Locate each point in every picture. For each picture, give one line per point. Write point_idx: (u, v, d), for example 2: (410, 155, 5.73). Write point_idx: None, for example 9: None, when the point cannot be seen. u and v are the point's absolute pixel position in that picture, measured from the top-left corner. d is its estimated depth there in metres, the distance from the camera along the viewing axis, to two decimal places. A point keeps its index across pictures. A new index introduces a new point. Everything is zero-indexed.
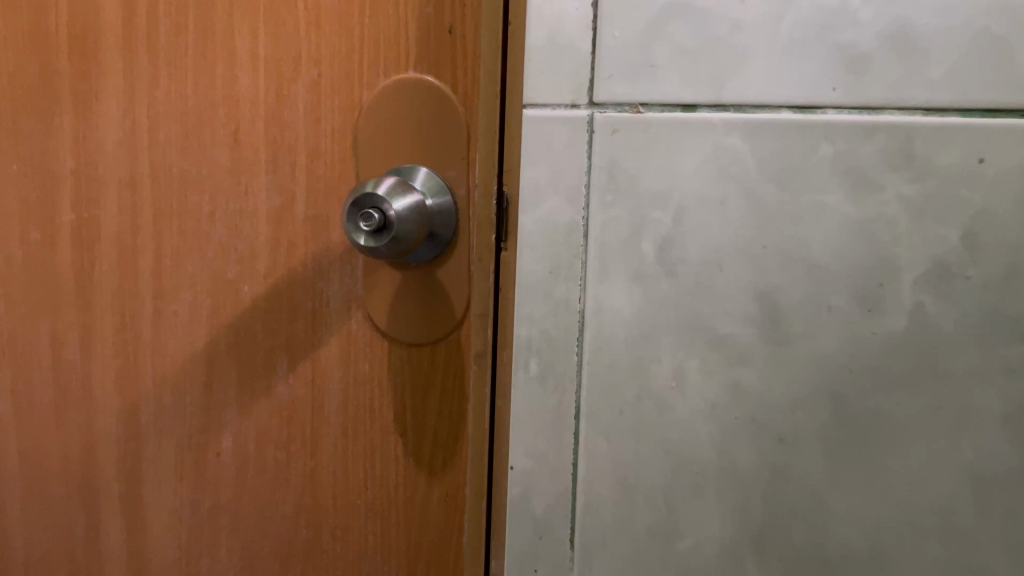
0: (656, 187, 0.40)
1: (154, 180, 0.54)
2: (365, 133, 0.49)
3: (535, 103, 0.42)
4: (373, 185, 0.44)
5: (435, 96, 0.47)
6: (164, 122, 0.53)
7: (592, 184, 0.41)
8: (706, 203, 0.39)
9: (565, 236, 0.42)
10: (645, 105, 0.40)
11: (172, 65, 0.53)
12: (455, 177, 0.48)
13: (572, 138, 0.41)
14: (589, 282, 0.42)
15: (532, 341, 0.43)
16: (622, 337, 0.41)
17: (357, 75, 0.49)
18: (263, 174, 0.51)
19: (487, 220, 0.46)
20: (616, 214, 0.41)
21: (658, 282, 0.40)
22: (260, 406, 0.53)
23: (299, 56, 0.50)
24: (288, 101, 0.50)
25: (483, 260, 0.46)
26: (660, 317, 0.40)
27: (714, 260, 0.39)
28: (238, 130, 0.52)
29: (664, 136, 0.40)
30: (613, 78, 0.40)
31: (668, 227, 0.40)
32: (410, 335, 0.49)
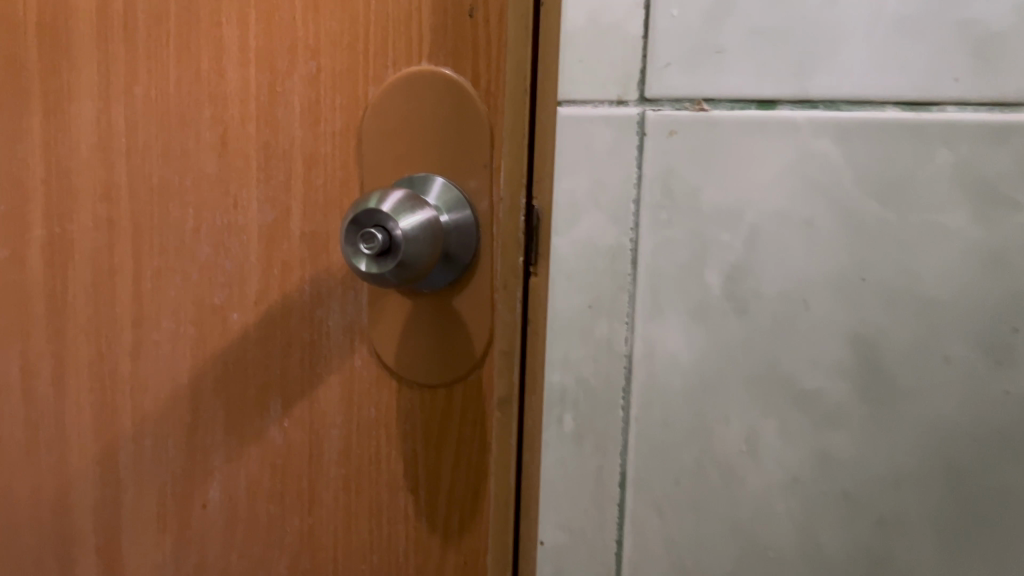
0: (723, 203, 0.32)
1: (132, 189, 0.47)
2: (371, 136, 0.41)
3: (572, 99, 0.34)
4: (377, 199, 0.37)
5: (452, 92, 0.39)
6: (142, 123, 0.46)
7: (641, 199, 0.33)
8: (787, 223, 0.31)
9: (608, 264, 0.34)
10: (710, 101, 0.32)
11: (151, 57, 0.45)
12: (476, 188, 0.40)
13: (617, 142, 0.34)
14: (637, 319, 0.34)
15: (567, 391, 0.35)
16: (678, 388, 0.33)
17: (361, 68, 0.41)
18: (255, 185, 0.44)
19: (514, 239, 0.38)
20: (672, 236, 0.33)
21: (724, 322, 0.32)
22: (251, 453, 0.46)
23: (295, 46, 0.42)
24: (282, 98, 0.43)
25: (509, 287, 0.39)
26: (728, 365, 0.33)
27: (797, 296, 0.31)
28: (225, 133, 0.44)
29: (733, 139, 0.32)
30: (669, 68, 0.32)
31: (738, 254, 0.32)
32: (422, 374, 0.42)
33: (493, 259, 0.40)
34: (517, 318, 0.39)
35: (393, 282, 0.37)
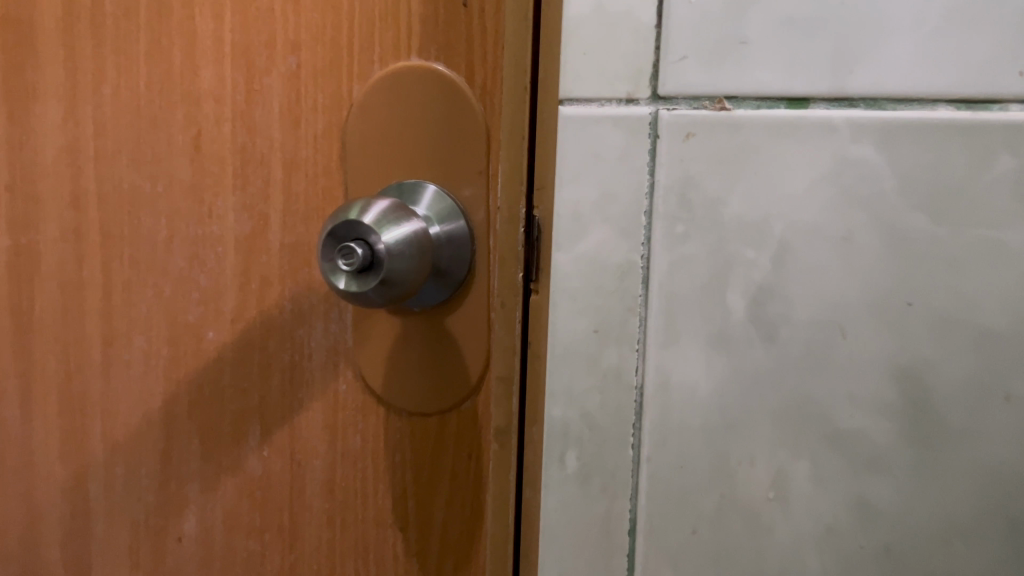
0: (748, 217, 0.28)
1: (100, 197, 0.43)
2: (355, 138, 0.37)
3: (575, 98, 0.30)
4: (358, 210, 0.33)
5: (444, 89, 0.36)
6: (111, 125, 0.43)
7: (654, 212, 0.29)
8: (822, 239, 0.27)
9: (617, 284, 0.30)
10: (733, 98, 0.28)
11: (120, 53, 0.42)
12: (472, 197, 0.36)
13: (627, 146, 0.29)
14: (649, 347, 0.30)
15: (570, 427, 0.31)
16: (697, 425, 0.30)
17: (345, 63, 0.37)
18: (231, 192, 0.40)
19: (512, 253, 0.34)
20: (689, 253, 0.29)
21: (749, 351, 0.29)
22: (228, 484, 0.42)
23: (274, 39, 0.38)
24: (259, 98, 0.39)
25: (507, 307, 0.35)
26: (753, 401, 0.29)
27: (833, 323, 0.27)
28: (199, 136, 0.41)
29: (760, 143, 0.28)
30: (686, 62, 0.28)
31: (765, 275, 0.28)
32: (412, 401, 0.38)
33: (491, 275, 0.36)
34: (517, 340, 0.35)
35: (375, 303, 0.33)
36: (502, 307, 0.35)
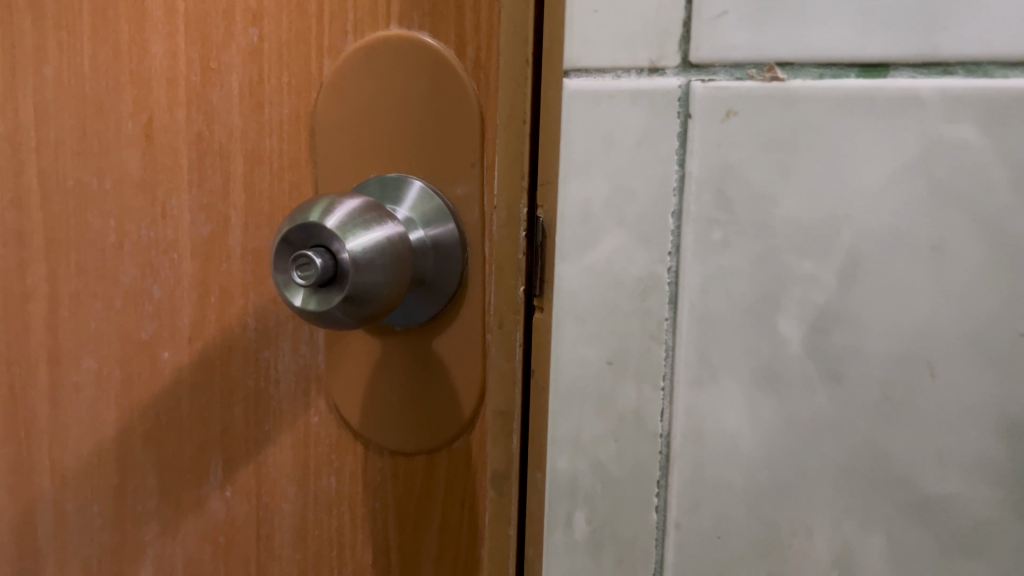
0: (807, 219, 0.22)
1: (46, 196, 0.38)
2: (326, 125, 0.31)
3: (584, 68, 0.23)
4: (321, 210, 0.26)
5: (430, 63, 0.29)
6: (54, 113, 0.37)
7: (684, 213, 0.23)
8: (905, 251, 0.21)
9: (636, 305, 0.24)
10: (788, 66, 0.21)
11: (61, 28, 0.36)
12: (465, 196, 0.30)
13: (649, 129, 0.23)
14: (677, 385, 0.23)
15: (578, 482, 0.25)
16: (738, 485, 0.23)
17: (313, 35, 0.31)
18: (186, 189, 0.35)
19: (512, 262, 0.27)
20: (729, 266, 0.22)
21: (807, 393, 0.22)
22: (187, 527, 0.37)
23: (231, 7, 0.32)
24: (216, 78, 0.33)
25: (505, 327, 0.28)
26: (811, 457, 0.22)
27: (918, 357, 0.21)
28: (151, 123, 0.35)
29: (823, 123, 0.21)
30: (727, 18, 0.22)
31: (829, 294, 0.22)
32: (393, 438, 0.32)
33: (486, 289, 0.30)
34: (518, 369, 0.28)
35: (342, 324, 0.27)
36: (499, 328, 0.28)
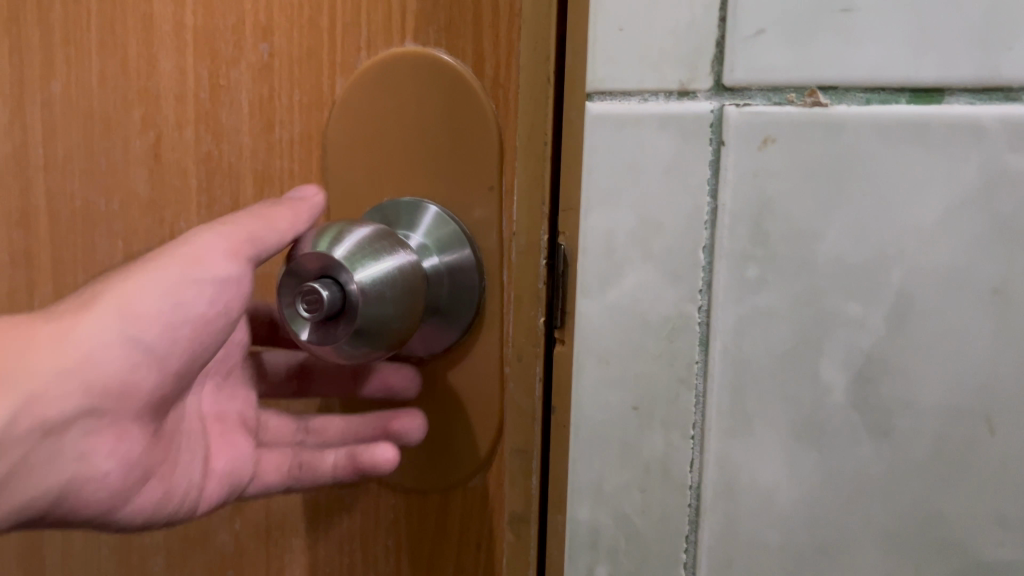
0: (853, 257, 0.20)
1: (53, 215, 0.37)
2: (340, 142, 0.30)
3: (608, 91, 0.22)
4: (329, 239, 0.25)
5: (447, 82, 0.28)
6: (62, 130, 0.36)
7: (716, 248, 0.21)
8: (961, 296, 0.19)
9: (662, 346, 0.22)
10: (832, 90, 0.19)
11: (69, 43, 0.35)
12: (482, 220, 0.28)
13: (677, 158, 0.21)
14: (709, 434, 0.22)
15: (601, 534, 0.23)
16: (775, 544, 0.22)
17: (326, 50, 0.30)
18: (195, 210, 0.33)
19: (531, 290, 0.25)
20: (765, 306, 0.21)
21: (852, 447, 0.20)
22: (197, 560, 0.35)
23: (241, 22, 0.31)
24: (226, 95, 0.32)
25: (524, 359, 0.25)
26: (856, 517, 0.21)
27: (976, 411, 0.19)
28: (159, 142, 0.34)
29: (871, 154, 0.19)
30: (764, 38, 0.20)
31: (876, 339, 0.20)
32: (408, 475, 0.30)
33: (502, 320, 0.28)
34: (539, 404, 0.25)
35: (359, 355, 0.25)
36: (517, 361, 0.25)
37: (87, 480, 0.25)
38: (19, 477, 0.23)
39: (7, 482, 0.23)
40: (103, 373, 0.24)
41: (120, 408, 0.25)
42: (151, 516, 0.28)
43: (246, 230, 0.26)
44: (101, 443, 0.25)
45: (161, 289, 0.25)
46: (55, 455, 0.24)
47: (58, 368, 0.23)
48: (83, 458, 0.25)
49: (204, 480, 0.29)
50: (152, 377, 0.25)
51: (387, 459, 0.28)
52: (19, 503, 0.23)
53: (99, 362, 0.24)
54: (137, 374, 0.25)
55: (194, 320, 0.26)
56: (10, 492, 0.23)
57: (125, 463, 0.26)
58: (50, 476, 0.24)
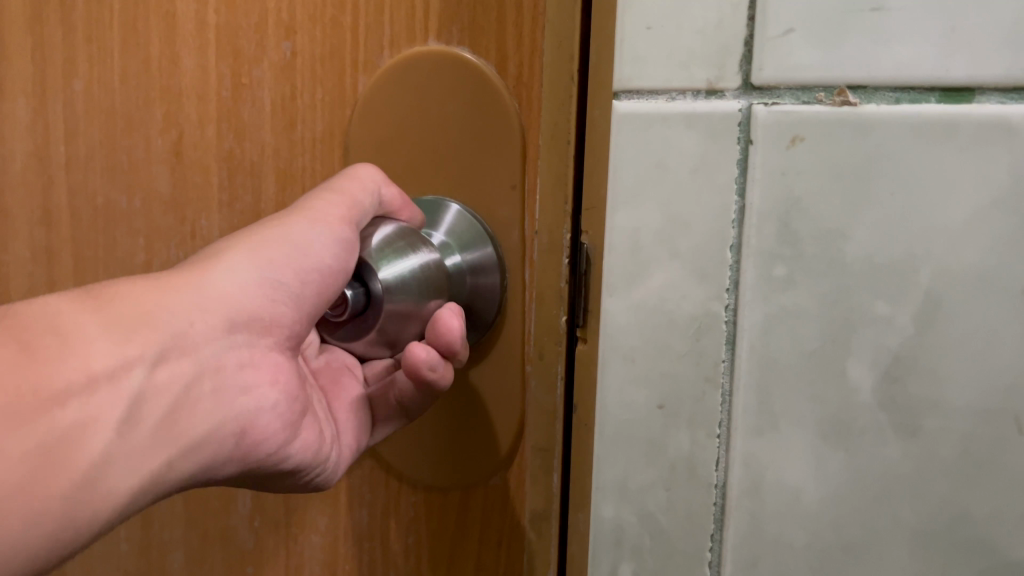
0: (881, 257, 0.20)
1: (74, 214, 0.37)
2: (365, 139, 0.30)
3: (636, 89, 0.22)
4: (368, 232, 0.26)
5: (472, 82, 0.28)
6: (83, 129, 0.36)
7: (744, 246, 0.21)
8: (991, 297, 0.19)
9: (689, 345, 0.22)
10: (861, 89, 0.19)
11: (92, 42, 0.35)
12: (505, 219, 0.28)
13: (704, 156, 0.21)
14: (735, 433, 0.22)
15: (625, 532, 0.23)
16: (802, 542, 0.21)
17: (348, 49, 0.30)
18: (216, 208, 0.33)
19: (554, 290, 0.25)
20: (793, 305, 0.21)
21: (878, 446, 0.20)
22: (216, 556, 0.36)
23: (264, 20, 0.31)
24: (248, 93, 0.32)
25: (546, 359, 0.25)
26: (885, 517, 0.21)
27: (1006, 412, 0.19)
28: (180, 140, 0.34)
29: (901, 153, 0.19)
30: (794, 37, 0.20)
31: (904, 339, 0.20)
32: (430, 473, 0.30)
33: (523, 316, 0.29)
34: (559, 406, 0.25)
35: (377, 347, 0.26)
36: (541, 358, 0.25)
37: (259, 420, 0.24)
38: (186, 412, 0.21)
39: (178, 416, 0.21)
40: (240, 312, 0.23)
41: (263, 353, 0.24)
42: (310, 467, 0.26)
43: (349, 195, 0.26)
44: (258, 382, 0.24)
45: (283, 238, 0.24)
46: (218, 389, 0.22)
47: (199, 302, 0.22)
48: (247, 391, 0.23)
49: (339, 433, 0.28)
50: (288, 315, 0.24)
51: (417, 356, 0.25)
52: (200, 433, 0.22)
53: (239, 301, 0.23)
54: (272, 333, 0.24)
55: (324, 271, 0.25)
56: (183, 427, 0.21)
57: (287, 408, 0.25)
58: (221, 412, 0.23)
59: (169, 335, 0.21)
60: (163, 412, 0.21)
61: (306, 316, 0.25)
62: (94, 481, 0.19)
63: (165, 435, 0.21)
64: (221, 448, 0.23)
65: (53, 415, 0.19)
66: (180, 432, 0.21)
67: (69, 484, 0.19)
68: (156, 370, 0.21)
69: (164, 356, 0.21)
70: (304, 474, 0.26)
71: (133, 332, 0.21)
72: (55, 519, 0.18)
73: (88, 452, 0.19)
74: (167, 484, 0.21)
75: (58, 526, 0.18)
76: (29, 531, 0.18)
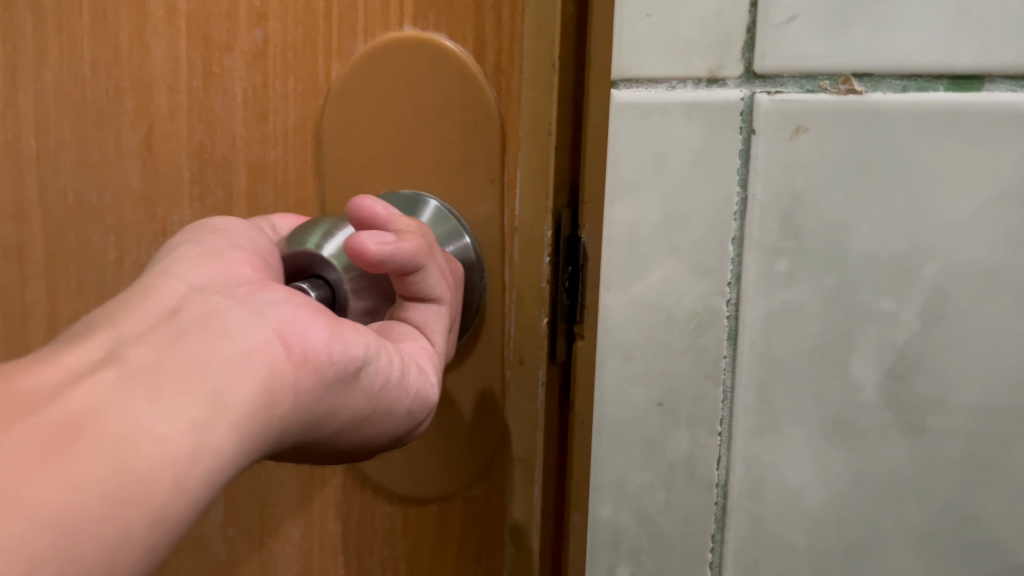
0: (886, 251, 0.19)
1: (44, 209, 0.36)
2: (331, 128, 0.27)
3: (635, 78, 0.21)
4: (320, 234, 0.21)
5: (428, 54, 0.24)
6: (54, 121, 0.35)
7: (745, 239, 0.20)
8: (1000, 294, 0.18)
9: (689, 341, 0.21)
10: (866, 78, 0.19)
11: (61, 30, 0.34)
12: (487, 220, 0.24)
13: (705, 148, 0.21)
14: (735, 432, 0.21)
15: (623, 534, 0.23)
16: (804, 544, 0.21)
17: (321, 36, 0.27)
18: (186, 207, 0.32)
19: (534, 291, 0.23)
20: (796, 301, 0.20)
21: (882, 446, 0.20)
22: None
23: (234, 5, 0.29)
24: (219, 81, 0.30)
25: (527, 365, 0.23)
26: (888, 519, 0.20)
27: (1014, 413, 0.19)
28: (151, 133, 0.32)
29: (906, 143, 0.19)
30: (796, 24, 0.19)
31: (909, 336, 0.19)
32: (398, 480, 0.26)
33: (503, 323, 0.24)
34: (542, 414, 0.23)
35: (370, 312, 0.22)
36: (519, 365, 0.23)
37: (293, 316, 0.17)
38: (196, 333, 0.16)
39: (188, 336, 0.16)
40: (190, 266, 0.18)
41: (254, 278, 0.18)
42: (379, 352, 0.20)
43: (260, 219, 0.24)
44: (266, 291, 0.18)
45: (184, 231, 0.20)
46: (218, 311, 0.16)
47: (152, 281, 0.17)
48: (256, 300, 0.17)
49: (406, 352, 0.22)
50: (244, 253, 0.19)
51: (368, 246, 0.20)
52: (227, 342, 0.16)
53: (187, 262, 0.18)
54: (247, 266, 0.19)
55: (245, 228, 0.21)
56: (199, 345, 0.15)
57: (313, 301, 0.19)
58: (242, 325, 0.16)
59: (135, 313, 0.16)
60: (165, 347, 0.15)
61: (264, 256, 0.20)
62: (125, 444, 0.13)
63: (193, 368, 0.15)
64: (273, 358, 0.16)
65: (39, 413, 0.13)
66: (204, 358, 0.15)
67: (90, 463, 0.13)
68: (137, 342, 0.15)
69: (141, 327, 0.16)
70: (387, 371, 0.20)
71: (85, 336, 0.16)
72: (106, 498, 0.13)
73: (111, 422, 0.13)
74: (233, 412, 0.15)
75: (112, 501, 0.13)
76: (74, 542, 0.12)
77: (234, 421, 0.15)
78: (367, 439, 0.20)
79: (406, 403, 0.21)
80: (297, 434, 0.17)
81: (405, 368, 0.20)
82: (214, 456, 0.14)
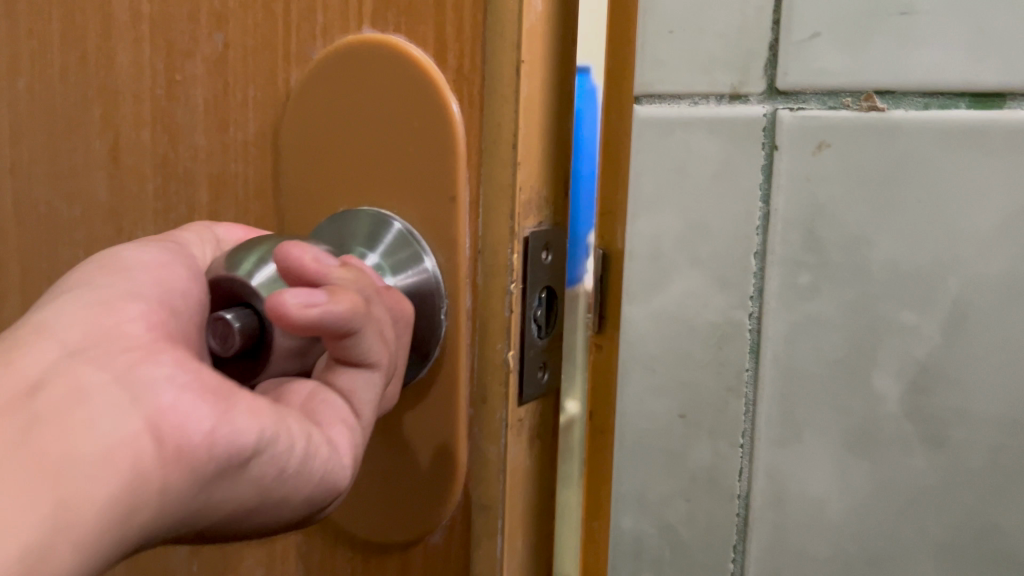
0: (908, 264, 0.19)
1: (20, 220, 0.35)
2: (288, 150, 0.27)
3: (656, 93, 0.22)
4: (255, 260, 0.21)
5: (404, 76, 0.24)
6: (29, 130, 0.34)
7: (768, 254, 0.21)
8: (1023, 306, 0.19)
9: (711, 354, 0.22)
10: (888, 94, 0.19)
11: (33, 36, 0.33)
12: (447, 235, 0.24)
13: (729, 162, 0.21)
14: (757, 443, 0.22)
15: (645, 544, 0.24)
16: (826, 554, 0.21)
17: (280, 39, 0.26)
18: (151, 221, 0.31)
19: (501, 322, 0.24)
20: (818, 314, 0.20)
21: (904, 457, 0.20)
22: None
23: (196, 10, 0.28)
24: (182, 90, 0.29)
25: (489, 402, 0.24)
26: (910, 530, 0.20)
27: None
28: (118, 143, 0.31)
29: (927, 157, 0.19)
30: (819, 41, 0.20)
31: (931, 348, 0.20)
32: (369, 525, 0.27)
33: (463, 353, 0.25)
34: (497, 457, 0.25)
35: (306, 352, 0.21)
36: (481, 400, 0.25)
37: (170, 407, 0.18)
38: (55, 435, 0.16)
39: (47, 436, 0.16)
40: (80, 328, 0.18)
41: (142, 342, 0.18)
42: (278, 438, 0.19)
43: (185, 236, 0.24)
44: (151, 370, 0.18)
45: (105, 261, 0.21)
46: (84, 397, 0.17)
47: (27, 346, 0.18)
48: (136, 384, 0.18)
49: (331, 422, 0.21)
50: (145, 307, 0.19)
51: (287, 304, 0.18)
52: (78, 445, 0.16)
53: (79, 320, 0.19)
54: (138, 325, 0.19)
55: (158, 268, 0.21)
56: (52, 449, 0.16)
57: (207, 380, 0.18)
58: (109, 418, 0.17)
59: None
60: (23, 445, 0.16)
61: (170, 306, 0.20)
62: None
63: (36, 480, 0.16)
64: (138, 457, 0.17)
65: None
66: (55, 465, 0.16)
67: None
68: None
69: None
70: (285, 464, 0.19)
71: None
72: None
73: None
74: (78, 522, 0.16)
75: None
76: None
77: (75, 534, 0.16)
78: (261, 521, 0.20)
79: (310, 486, 0.20)
80: (169, 528, 0.18)
81: (309, 453, 0.20)
82: (57, 564, 0.15)
